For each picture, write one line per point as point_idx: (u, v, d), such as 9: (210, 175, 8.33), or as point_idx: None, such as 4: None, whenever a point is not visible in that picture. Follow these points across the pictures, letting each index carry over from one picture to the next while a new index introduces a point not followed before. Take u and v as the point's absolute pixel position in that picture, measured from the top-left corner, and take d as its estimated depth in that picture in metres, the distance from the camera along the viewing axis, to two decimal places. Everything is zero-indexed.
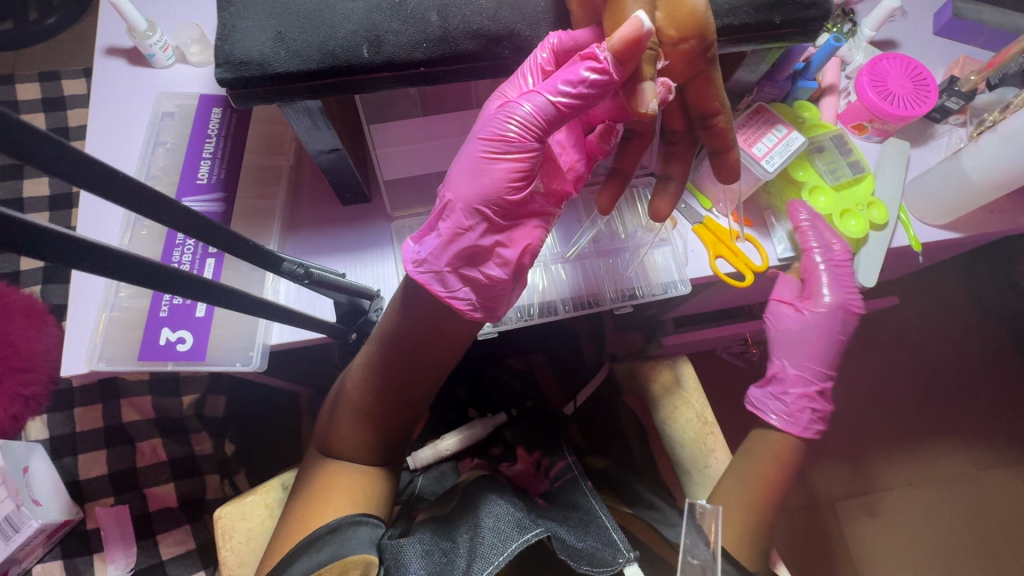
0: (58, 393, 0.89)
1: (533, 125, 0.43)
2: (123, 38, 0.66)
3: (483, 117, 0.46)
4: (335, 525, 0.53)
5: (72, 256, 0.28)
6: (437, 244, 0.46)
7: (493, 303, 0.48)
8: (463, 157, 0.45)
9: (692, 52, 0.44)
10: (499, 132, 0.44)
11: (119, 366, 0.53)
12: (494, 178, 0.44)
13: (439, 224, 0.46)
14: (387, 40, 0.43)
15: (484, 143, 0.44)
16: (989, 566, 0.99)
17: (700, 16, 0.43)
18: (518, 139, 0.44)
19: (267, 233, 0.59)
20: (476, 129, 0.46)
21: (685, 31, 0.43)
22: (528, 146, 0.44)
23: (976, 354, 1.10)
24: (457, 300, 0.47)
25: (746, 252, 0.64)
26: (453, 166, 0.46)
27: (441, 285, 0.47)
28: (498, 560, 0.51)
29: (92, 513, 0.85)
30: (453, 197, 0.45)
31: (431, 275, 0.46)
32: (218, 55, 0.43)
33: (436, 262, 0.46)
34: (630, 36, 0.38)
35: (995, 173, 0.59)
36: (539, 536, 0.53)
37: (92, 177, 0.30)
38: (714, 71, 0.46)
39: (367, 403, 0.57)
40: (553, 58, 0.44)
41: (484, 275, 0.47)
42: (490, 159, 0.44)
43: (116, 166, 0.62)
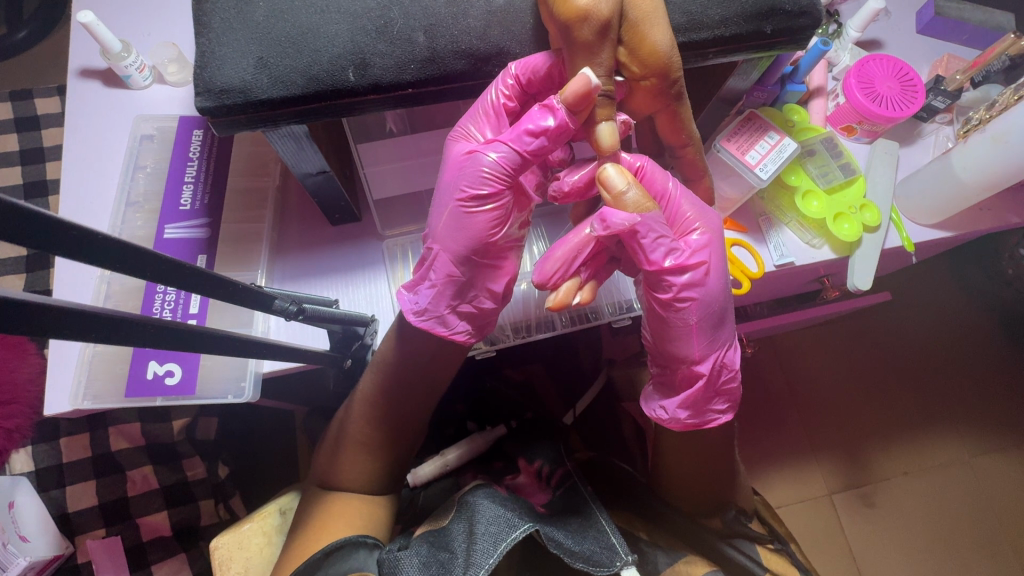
0: (42, 424, 0.86)
1: (504, 170, 0.43)
2: (97, 59, 0.64)
3: (451, 161, 0.46)
4: (328, 550, 0.51)
5: (49, 325, 0.27)
6: (433, 294, 0.47)
7: (489, 327, 0.51)
8: (442, 210, 0.45)
9: (654, 88, 0.44)
10: (471, 182, 0.44)
11: (106, 404, 0.52)
12: (477, 228, 0.45)
13: (430, 275, 0.47)
14: (373, 62, 0.42)
15: (460, 196, 0.44)
16: (986, 553, 1.00)
17: (664, 54, 0.43)
18: (494, 188, 0.44)
19: (256, 258, 0.58)
20: (449, 178, 0.45)
21: (647, 69, 0.43)
22: (501, 191, 0.44)
23: (966, 343, 1.12)
24: (459, 334, 0.49)
25: (742, 258, 0.64)
26: (434, 221, 0.46)
27: (443, 326, 0.48)
28: (488, 564, 0.49)
29: (83, 547, 0.83)
30: (441, 251, 0.46)
31: (433, 320, 0.48)
32: (198, 83, 0.41)
33: (435, 308, 0.48)
34: (579, 92, 0.40)
35: (982, 174, 0.60)
36: (528, 532, 0.52)
37: (75, 244, 0.28)
38: (682, 105, 0.46)
39: (366, 434, 0.58)
40: (514, 97, 0.44)
41: (478, 308, 0.49)
42: (469, 210, 0.44)
43: (93, 193, 0.60)
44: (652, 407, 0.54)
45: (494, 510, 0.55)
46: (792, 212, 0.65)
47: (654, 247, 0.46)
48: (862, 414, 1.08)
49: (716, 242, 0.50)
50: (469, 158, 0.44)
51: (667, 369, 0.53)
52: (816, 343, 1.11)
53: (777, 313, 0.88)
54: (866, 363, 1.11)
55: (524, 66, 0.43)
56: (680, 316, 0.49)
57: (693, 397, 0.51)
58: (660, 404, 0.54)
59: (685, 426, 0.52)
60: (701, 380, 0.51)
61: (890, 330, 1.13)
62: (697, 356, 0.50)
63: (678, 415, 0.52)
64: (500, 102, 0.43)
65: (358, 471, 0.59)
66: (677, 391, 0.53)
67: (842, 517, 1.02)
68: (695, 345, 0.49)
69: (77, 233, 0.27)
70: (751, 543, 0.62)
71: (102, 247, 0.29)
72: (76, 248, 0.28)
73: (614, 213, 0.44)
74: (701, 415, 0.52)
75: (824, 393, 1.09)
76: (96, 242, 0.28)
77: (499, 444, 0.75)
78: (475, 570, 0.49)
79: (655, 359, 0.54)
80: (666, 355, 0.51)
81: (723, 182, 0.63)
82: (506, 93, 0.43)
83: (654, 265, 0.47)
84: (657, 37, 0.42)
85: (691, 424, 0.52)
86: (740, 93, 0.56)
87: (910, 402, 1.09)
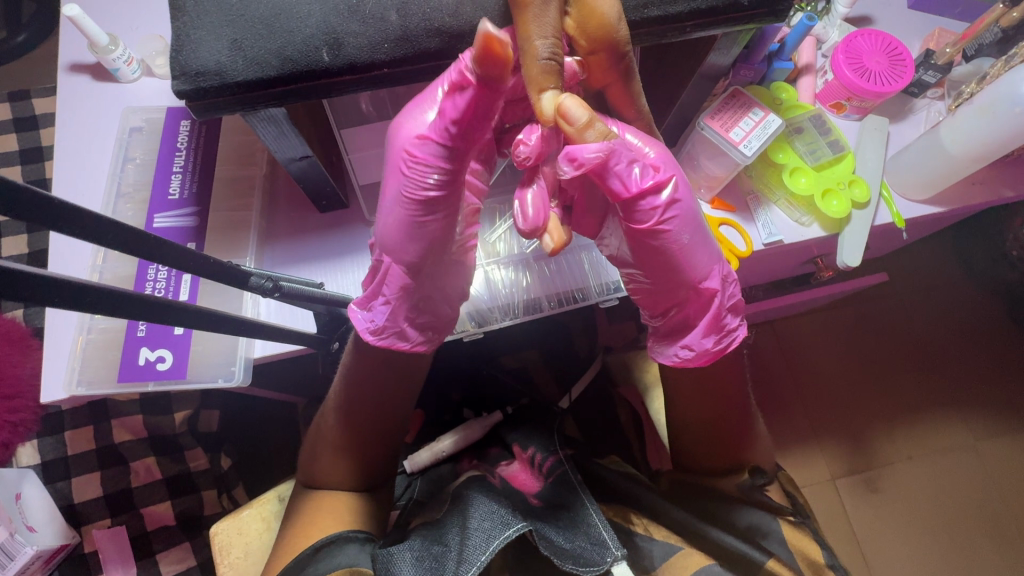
0: (47, 418, 0.88)
1: (452, 172, 0.41)
2: (86, 53, 0.64)
3: (393, 162, 0.43)
4: (319, 546, 0.52)
5: (43, 297, 0.27)
6: (390, 310, 0.48)
7: (448, 330, 0.53)
8: (390, 217, 0.44)
9: (605, 62, 0.44)
10: (418, 187, 0.42)
11: (99, 389, 0.53)
12: (428, 241, 0.44)
13: (382, 290, 0.48)
14: (346, 42, 0.42)
15: (407, 202, 0.43)
16: (988, 535, 1.00)
17: (611, 28, 0.43)
18: (443, 193, 0.42)
19: (244, 245, 0.58)
20: (393, 183, 0.43)
21: (596, 42, 0.43)
22: (451, 203, 0.43)
23: (967, 324, 1.11)
24: (418, 345, 0.51)
25: (729, 238, 0.64)
26: (383, 226, 0.44)
27: (404, 340, 0.50)
28: (481, 560, 0.49)
29: (89, 537, 0.85)
30: (394, 261, 0.46)
31: (392, 335, 0.50)
32: (174, 67, 0.42)
33: (393, 323, 0.49)
34: (547, 76, 0.41)
35: (972, 146, 0.59)
36: (522, 531, 0.51)
37: (40, 207, 0.28)
38: (632, 81, 0.46)
39: (355, 418, 0.59)
40: (456, 83, 0.41)
41: (437, 314, 0.51)
42: (420, 222, 0.43)
43: (85, 185, 0.61)
44: (671, 354, 0.56)
45: (488, 506, 0.55)
46: (781, 190, 0.64)
47: (632, 172, 0.44)
48: (861, 396, 1.08)
49: (669, 156, 0.48)
50: (413, 157, 0.41)
51: (680, 304, 0.53)
52: (814, 326, 1.11)
53: (772, 296, 0.88)
54: (865, 346, 1.10)
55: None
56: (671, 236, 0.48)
57: (711, 319, 0.52)
58: (676, 350, 0.55)
59: (709, 357, 0.54)
60: (716, 298, 0.51)
61: (889, 312, 1.12)
62: (703, 274, 0.50)
63: (705, 346, 0.54)
64: (444, 93, 0.41)
65: (351, 454, 0.59)
66: (694, 320, 0.54)
67: (845, 502, 1.01)
68: (699, 264, 0.50)
69: (39, 198, 0.27)
70: (772, 517, 0.58)
71: (63, 212, 0.28)
72: (37, 212, 0.27)
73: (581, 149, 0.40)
74: (719, 342, 0.54)
75: (823, 377, 1.09)
76: (64, 210, 0.28)
77: (494, 431, 0.75)
78: (467, 566, 0.49)
79: (658, 304, 0.54)
80: (677, 288, 0.51)
81: (709, 162, 0.63)
82: (450, 81, 0.41)
83: (632, 192, 0.44)
84: (605, 8, 0.42)
85: (718, 352, 0.54)
86: (722, 70, 0.55)
87: (911, 383, 1.08)
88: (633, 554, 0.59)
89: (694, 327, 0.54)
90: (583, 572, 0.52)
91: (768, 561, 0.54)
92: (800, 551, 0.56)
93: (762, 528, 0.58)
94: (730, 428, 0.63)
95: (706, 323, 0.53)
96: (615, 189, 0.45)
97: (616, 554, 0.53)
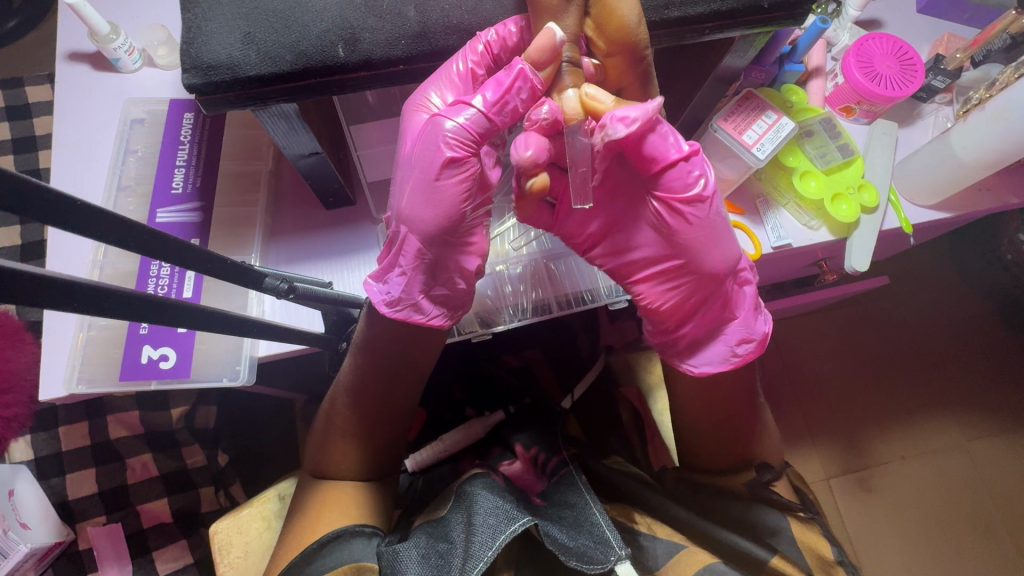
0: (40, 413, 0.86)
1: (470, 134, 0.42)
2: (86, 42, 0.63)
3: (412, 132, 0.44)
4: (325, 540, 0.52)
5: (53, 299, 0.27)
6: (407, 280, 0.48)
7: (464, 308, 0.52)
8: (408, 184, 0.44)
9: (620, 65, 0.44)
10: (435, 150, 0.42)
11: (100, 388, 0.52)
12: (445, 207, 0.43)
13: (399, 261, 0.47)
14: (363, 38, 0.41)
15: (425, 165, 0.43)
16: (980, 535, 1.01)
17: (631, 31, 0.42)
18: (461, 155, 0.42)
19: (249, 242, 0.58)
20: (412, 149, 0.44)
21: (614, 45, 0.42)
22: (469, 165, 0.43)
23: (963, 327, 1.12)
24: (435, 318, 0.50)
25: (738, 240, 0.64)
26: (399, 194, 0.44)
27: (419, 313, 0.50)
28: (487, 556, 0.49)
29: (84, 534, 0.83)
30: (411, 231, 0.44)
31: (408, 308, 0.49)
32: (185, 60, 0.41)
33: (409, 296, 0.49)
34: (544, 47, 0.40)
35: (982, 153, 0.59)
36: (527, 525, 0.50)
37: (50, 207, 0.27)
38: (650, 85, 0.45)
39: (364, 416, 0.58)
40: (482, 63, 0.43)
41: (451, 289, 0.50)
42: (437, 186, 0.43)
43: (85, 177, 0.59)
44: (721, 356, 0.54)
45: (492, 502, 0.54)
46: (790, 193, 0.64)
47: (666, 143, 0.46)
48: (858, 397, 1.08)
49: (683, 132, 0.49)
50: (431, 124, 0.42)
51: (718, 297, 0.52)
52: (813, 328, 1.11)
53: (776, 298, 0.88)
54: (862, 348, 1.11)
55: (496, 35, 0.42)
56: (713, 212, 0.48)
57: (750, 303, 0.55)
58: (725, 348, 0.54)
59: (756, 347, 0.54)
60: (750, 281, 0.55)
61: (886, 314, 1.13)
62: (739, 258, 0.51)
63: (758, 331, 0.55)
64: (468, 69, 0.42)
65: (355, 454, 0.59)
66: (731, 313, 0.55)
67: (841, 502, 1.02)
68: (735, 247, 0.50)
69: (59, 199, 0.27)
70: (783, 515, 0.57)
71: (83, 213, 0.28)
72: (47, 214, 0.27)
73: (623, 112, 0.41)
74: (758, 327, 0.55)
75: (821, 379, 1.09)
76: (79, 210, 0.28)
77: (497, 430, 0.75)
78: (474, 563, 0.48)
79: (691, 300, 0.52)
80: (716, 279, 0.50)
81: (720, 164, 0.62)
82: (475, 60, 0.42)
83: (677, 159, 0.46)
84: (624, 11, 0.41)
85: (760, 344, 0.54)
86: (736, 72, 0.55)
87: (907, 385, 1.09)
88: (639, 553, 0.58)
89: (735, 317, 0.55)
90: (587, 571, 0.51)
91: (771, 559, 0.55)
92: (809, 548, 0.56)
93: (773, 527, 0.57)
94: (743, 428, 0.62)
95: (747, 308, 0.55)
96: (659, 154, 0.46)
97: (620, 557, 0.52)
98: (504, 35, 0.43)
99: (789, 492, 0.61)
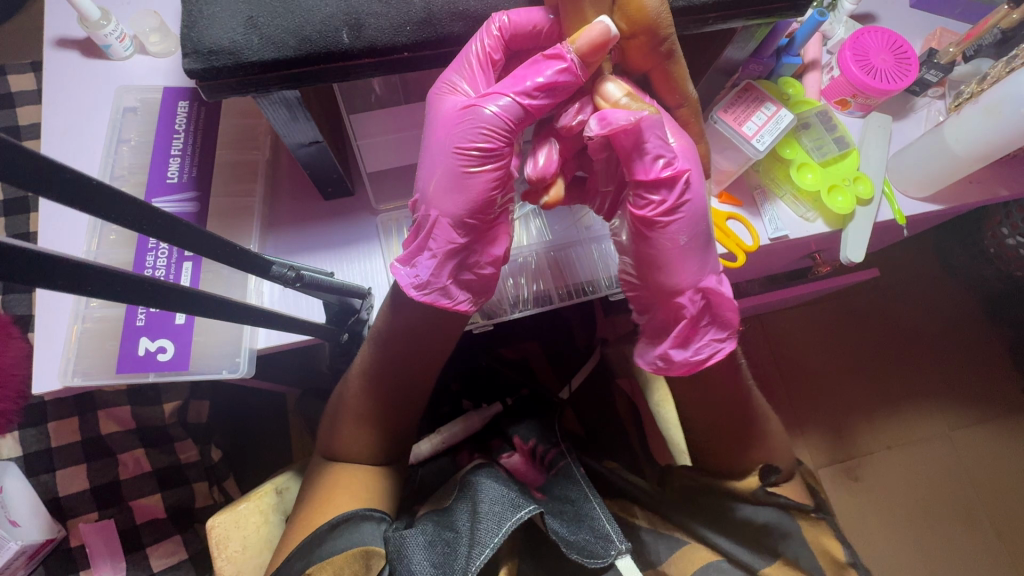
0: (29, 408, 0.84)
1: (508, 121, 0.43)
2: (75, 27, 0.61)
3: (443, 119, 0.44)
4: (335, 522, 0.51)
5: (59, 279, 0.27)
6: (438, 264, 0.45)
7: (488, 293, 0.50)
8: (443, 171, 0.44)
9: (644, 47, 0.43)
10: (474, 138, 0.42)
11: (96, 380, 0.51)
12: (478, 192, 0.43)
13: (430, 244, 0.45)
14: (368, 23, 0.41)
15: (462, 153, 0.43)
16: (963, 522, 1.04)
17: (650, 13, 0.42)
18: (499, 143, 0.43)
19: (247, 232, 0.57)
20: (446, 136, 0.43)
21: (633, 26, 0.42)
22: (505, 151, 0.43)
23: (949, 319, 1.14)
24: (462, 304, 0.49)
25: (736, 232, 0.65)
26: (432, 180, 0.44)
27: (447, 298, 0.47)
28: (493, 543, 0.49)
29: (76, 531, 0.82)
30: (444, 216, 0.44)
31: (436, 292, 0.47)
32: (185, 44, 0.40)
33: (439, 279, 0.46)
34: (592, 42, 0.41)
35: (975, 146, 0.60)
36: (533, 513, 0.51)
37: (53, 186, 0.27)
38: (675, 62, 0.44)
39: (365, 409, 0.58)
40: (498, 47, 0.43)
41: (477, 274, 0.48)
42: (471, 171, 0.43)
43: (76, 166, 0.58)
44: (647, 358, 0.51)
45: (498, 490, 0.54)
46: (787, 185, 0.65)
47: (659, 152, 0.44)
48: (848, 388, 1.10)
49: (693, 149, 0.46)
50: (467, 112, 0.43)
51: (654, 305, 0.50)
52: (804, 320, 1.13)
53: (769, 290, 0.89)
54: (852, 339, 1.13)
55: (509, 18, 0.43)
56: (669, 235, 0.46)
57: (685, 331, 0.49)
58: (653, 352, 0.51)
59: (686, 370, 0.49)
60: (688, 315, 0.48)
61: (875, 307, 1.14)
62: (684, 282, 0.47)
63: (688, 357, 0.49)
64: (488, 54, 0.43)
65: (356, 448, 0.58)
66: (667, 332, 0.50)
67: (831, 490, 1.04)
68: (683, 270, 0.46)
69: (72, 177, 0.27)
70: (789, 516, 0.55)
71: (94, 193, 0.28)
72: (59, 192, 0.27)
73: (613, 112, 0.42)
74: (690, 358, 0.49)
75: (812, 370, 1.11)
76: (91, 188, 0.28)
77: (494, 420, 0.75)
78: (480, 549, 0.49)
79: (638, 299, 0.51)
80: (656, 289, 0.48)
81: (718, 155, 0.63)
82: (492, 45, 0.43)
83: (648, 176, 0.44)
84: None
85: (687, 369, 0.49)
86: (736, 64, 0.55)
87: (895, 376, 1.11)
88: (640, 547, 0.60)
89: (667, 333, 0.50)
90: (586, 564, 0.53)
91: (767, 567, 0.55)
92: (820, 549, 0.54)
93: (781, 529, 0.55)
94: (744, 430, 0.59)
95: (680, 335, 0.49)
96: (636, 167, 0.44)
97: (621, 547, 0.54)
98: (517, 19, 0.43)
99: (803, 490, 0.59)
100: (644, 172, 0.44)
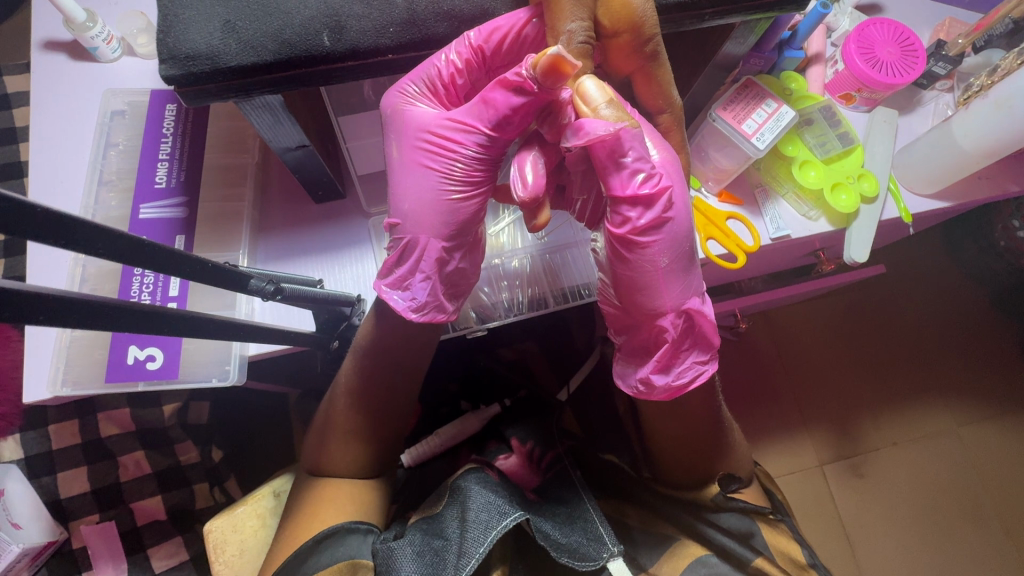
0: (29, 411, 0.85)
1: (484, 145, 0.45)
2: (61, 29, 0.60)
3: (421, 144, 0.45)
4: (320, 537, 0.51)
5: (28, 311, 0.26)
6: (431, 284, 0.46)
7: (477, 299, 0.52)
8: (426, 194, 0.45)
9: (628, 46, 0.42)
10: (454, 163, 0.45)
11: (85, 390, 0.50)
12: (462, 212, 0.46)
13: (421, 264, 0.46)
14: (349, 25, 0.40)
15: (443, 177, 0.45)
16: (969, 519, 1.02)
17: (636, 11, 0.40)
18: (477, 166, 0.45)
19: (237, 237, 0.56)
20: (426, 161, 0.45)
21: (618, 25, 0.41)
22: (484, 172, 0.46)
23: (957, 314, 1.12)
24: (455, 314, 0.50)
25: (736, 231, 0.63)
26: (416, 203, 0.46)
27: (442, 311, 0.48)
28: (478, 554, 0.49)
29: (78, 532, 0.83)
30: (432, 237, 0.46)
31: (433, 309, 0.48)
32: (162, 50, 0.39)
33: (433, 296, 0.47)
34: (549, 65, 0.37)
35: (984, 142, 0.58)
36: (519, 519, 0.50)
37: (11, 215, 0.25)
38: (658, 65, 0.43)
39: (359, 415, 0.57)
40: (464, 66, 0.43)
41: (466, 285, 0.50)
42: (454, 194, 0.45)
43: (65, 171, 0.57)
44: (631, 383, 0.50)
45: (485, 496, 0.53)
46: (789, 183, 0.63)
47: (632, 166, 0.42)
48: (852, 385, 1.09)
49: (676, 163, 0.45)
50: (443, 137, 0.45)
51: (637, 328, 0.49)
52: (808, 317, 1.11)
53: (773, 287, 0.87)
54: (857, 336, 1.11)
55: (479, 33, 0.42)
56: (648, 257, 0.44)
57: (665, 356, 0.47)
58: (635, 376, 0.50)
59: (667, 396, 0.47)
60: (669, 339, 0.46)
61: (881, 303, 1.12)
62: (666, 305, 0.45)
63: (674, 380, 0.47)
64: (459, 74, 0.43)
65: (349, 454, 0.58)
66: (648, 355, 0.49)
67: (835, 488, 1.03)
68: (665, 293, 0.45)
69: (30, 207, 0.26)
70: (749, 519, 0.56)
71: (55, 221, 0.27)
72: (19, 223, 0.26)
73: (591, 123, 0.38)
74: (670, 379, 0.47)
75: (816, 367, 1.09)
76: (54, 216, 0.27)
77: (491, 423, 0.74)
78: (466, 561, 0.48)
79: (621, 321, 0.50)
80: (639, 313, 0.46)
81: (718, 153, 0.61)
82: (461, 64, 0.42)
83: (624, 192, 0.42)
84: None
85: (671, 394, 0.47)
86: (736, 59, 0.54)
87: (901, 373, 1.09)
88: (632, 550, 0.59)
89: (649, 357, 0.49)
90: (578, 567, 0.51)
91: (755, 559, 0.54)
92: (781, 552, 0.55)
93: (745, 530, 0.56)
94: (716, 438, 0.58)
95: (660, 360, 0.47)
96: (611, 183, 0.42)
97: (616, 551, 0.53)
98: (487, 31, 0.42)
99: (760, 494, 0.60)
100: (621, 188, 0.42)
